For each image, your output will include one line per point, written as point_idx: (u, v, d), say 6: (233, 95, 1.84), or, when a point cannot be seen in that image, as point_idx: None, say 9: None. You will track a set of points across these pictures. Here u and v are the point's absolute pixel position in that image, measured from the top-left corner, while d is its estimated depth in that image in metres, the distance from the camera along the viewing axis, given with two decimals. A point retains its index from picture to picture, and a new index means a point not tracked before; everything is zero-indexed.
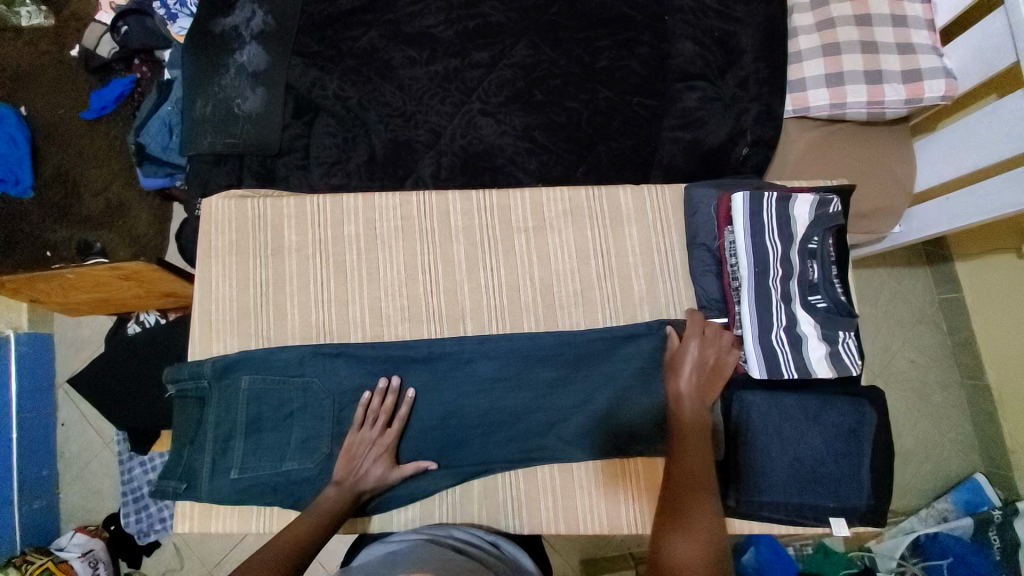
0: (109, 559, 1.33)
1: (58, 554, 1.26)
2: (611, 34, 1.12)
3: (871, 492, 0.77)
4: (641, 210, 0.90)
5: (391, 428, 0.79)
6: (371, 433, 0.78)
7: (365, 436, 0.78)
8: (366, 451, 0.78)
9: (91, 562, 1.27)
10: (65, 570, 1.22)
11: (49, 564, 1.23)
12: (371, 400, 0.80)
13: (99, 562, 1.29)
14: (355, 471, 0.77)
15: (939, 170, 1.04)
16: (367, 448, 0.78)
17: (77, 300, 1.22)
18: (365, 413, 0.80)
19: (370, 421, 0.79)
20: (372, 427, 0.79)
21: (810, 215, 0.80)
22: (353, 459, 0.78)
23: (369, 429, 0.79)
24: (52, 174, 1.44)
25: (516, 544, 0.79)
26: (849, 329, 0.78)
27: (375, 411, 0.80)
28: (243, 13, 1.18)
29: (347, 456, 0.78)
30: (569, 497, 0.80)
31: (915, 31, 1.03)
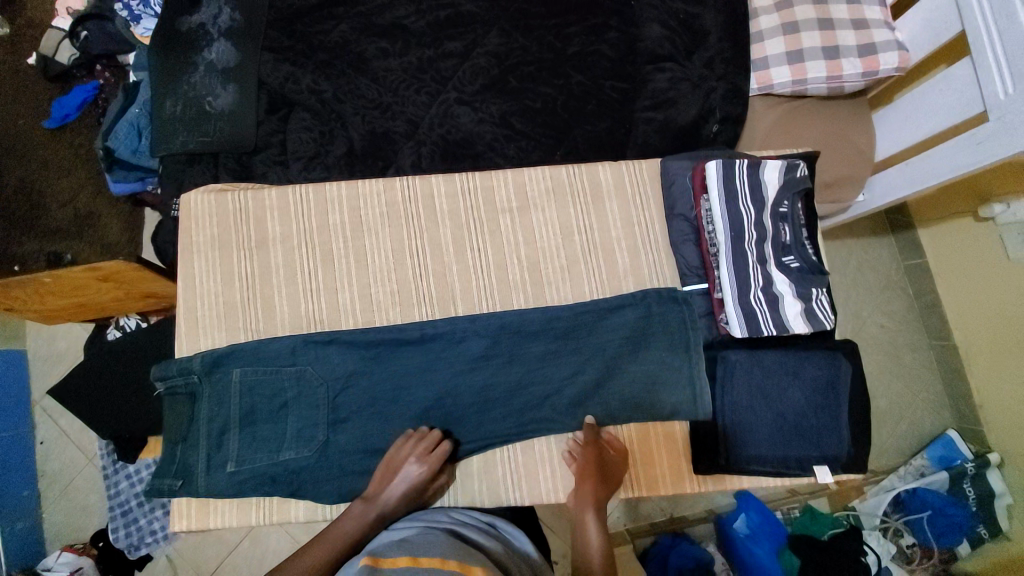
0: None
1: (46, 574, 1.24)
2: (580, 20, 1.14)
3: (851, 440, 0.81)
4: (620, 185, 0.93)
5: (431, 457, 0.78)
6: (413, 457, 0.78)
7: (404, 458, 0.78)
8: (399, 472, 0.78)
9: None
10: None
11: None
12: (424, 433, 0.80)
13: None
14: (385, 488, 0.78)
15: (897, 138, 1.09)
16: (402, 469, 0.78)
17: (55, 308, 1.19)
18: (413, 439, 0.79)
19: (412, 450, 0.78)
20: (412, 452, 0.78)
21: (779, 179, 0.84)
22: (387, 476, 0.79)
23: (410, 453, 0.78)
24: (14, 186, 1.39)
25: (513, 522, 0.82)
26: (820, 286, 0.83)
27: (421, 439, 0.79)
28: (209, 11, 1.17)
29: (385, 473, 0.79)
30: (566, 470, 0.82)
31: (868, 7, 1.08)
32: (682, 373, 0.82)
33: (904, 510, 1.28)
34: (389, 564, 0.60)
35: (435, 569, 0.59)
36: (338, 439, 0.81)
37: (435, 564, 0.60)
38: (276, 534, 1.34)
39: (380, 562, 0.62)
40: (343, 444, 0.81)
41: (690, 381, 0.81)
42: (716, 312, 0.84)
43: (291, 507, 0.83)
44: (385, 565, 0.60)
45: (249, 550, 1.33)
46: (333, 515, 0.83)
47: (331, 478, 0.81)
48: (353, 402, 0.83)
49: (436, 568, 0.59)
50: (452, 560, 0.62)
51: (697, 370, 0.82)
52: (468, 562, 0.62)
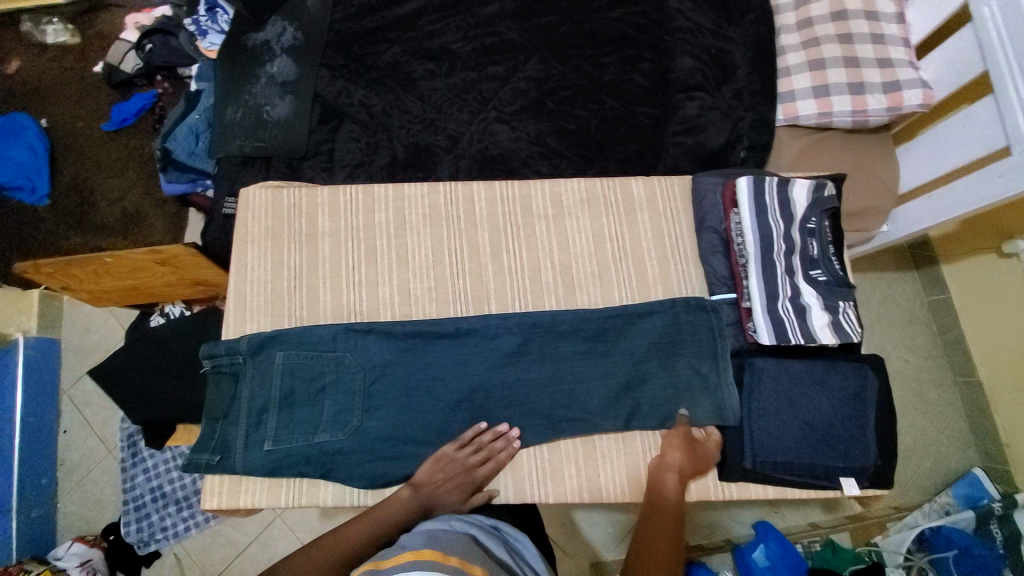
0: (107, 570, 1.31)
1: (56, 563, 1.25)
2: (616, 51, 1.22)
3: (876, 455, 0.82)
4: (652, 199, 0.98)
5: (487, 466, 0.81)
6: (467, 462, 0.80)
7: (460, 460, 0.80)
8: (456, 468, 0.80)
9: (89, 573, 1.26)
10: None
11: None
12: (479, 441, 0.82)
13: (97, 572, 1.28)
14: (434, 480, 0.80)
15: (919, 172, 1.13)
16: (454, 471, 0.80)
17: (107, 289, 1.27)
18: (470, 444, 0.81)
19: (470, 452, 0.81)
20: (462, 451, 0.81)
21: (809, 197, 0.88)
22: (439, 472, 0.80)
23: (467, 457, 0.81)
24: (68, 183, 1.49)
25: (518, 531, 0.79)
26: (848, 300, 0.85)
27: (482, 440, 0.82)
28: (274, 30, 1.26)
29: (436, 468, 0.80)
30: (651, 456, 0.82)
31: (893, 47, 1.12)
32: (708, 378, 0.85)
33: (928, 549, 1.21)
34: (391, 564, 0.59)
35: (437, 565, 0.59)
36: (371, 425, 0.84)
37: (437, 559, 0.60)
38: (284, 538, 1.33)
39: (383, 563, 0.60)
40: (374, 430, 0.84)
41: (716, 388, 0.84)
42: (744, 321, 0.87)
43: (320, 491, 0.85)
44: (386, 564, 0.59)
45: (255, 554, 1.32)
46: (359, 501, 0.85)
47: (364, 462, 0.83)
48: (386, 391, 0.86)
49: (441, 564, 0.59)
50: (455, 558, 0.62)
51: (720, 377, 0.84)
52: (468, 560, 0.63)
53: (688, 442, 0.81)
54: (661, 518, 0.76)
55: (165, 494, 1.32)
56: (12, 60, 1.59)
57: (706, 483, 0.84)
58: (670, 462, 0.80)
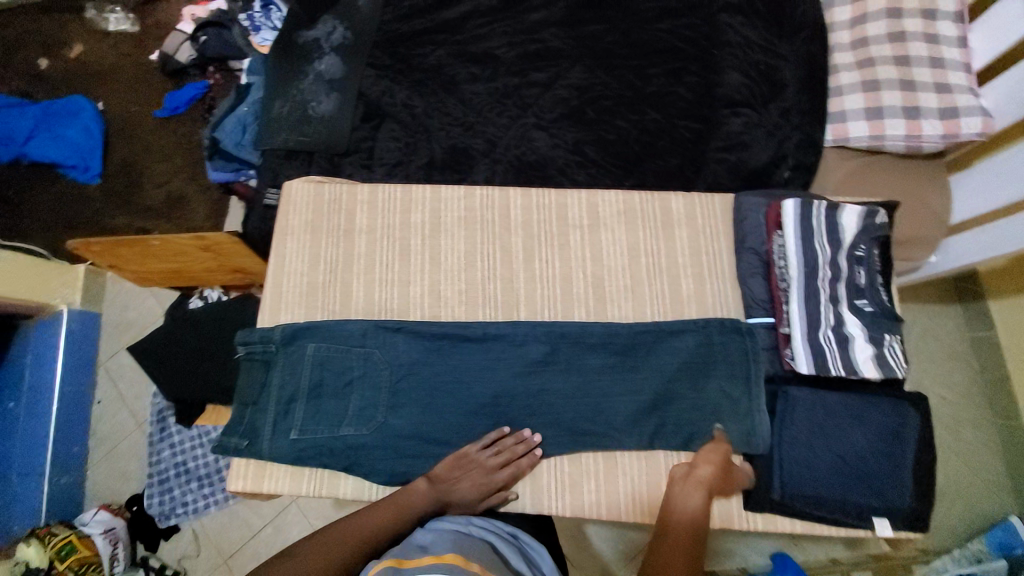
0: (128, 539, 1.35)
1: (81, 529, 1.28)
2: (662, 63, 1.20)
3: (914, 496, 0.78)
4: (691, 215, 0.96)
5: (507, 470, 0.80)
6: (487, 463, 0.80)
7: (480, 461, 0.80)
8: (475, 468, 0.80)
9: (112, 540, 1.29)
10: (87, 545, 1.24)
11: (73, 538, 1.24)
12: (502, 443, 0.81)
13: (118, 540, 1.31)
14: (454, 478, 0.79)
15: (973, 203, 1.08)
16: (473, 471, 0.80)
17: (151, 270, 1.32)
18: (493, 445, 0.81)
19: (492, 453, 0.81)
20: (483, 452, 0.81)
21: (857, 224, 0.85)
22: (458, 470, 0.80)
23: (488, 459, 0.80)
24: (119, 165, 1.56)
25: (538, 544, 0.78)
26: (894, 333, 0.82)
27: (506, 444, 0.81)
28: (324, 28, 1.29)
29: (455, 464, 0.80)
30: (680, 466, 0.78)
31: (952, 71, 1.07)
32: (739, 402, 0.82)
33: None
34: (414, 564, 0.60)
35: (460, 570, 0.59)
36: (395, 422, 0.85)
37: (459, 563, 0.61)
38: (297, 524, 1.35)
39: (406, 562, 0.61)
40: (398, 428, 0.85)
41: (747, 414, 0.82)
42: (782, 347, 0.84)
43: (340, 483, 0.87)
44: (409, 564, 0.60)
45: (269, 536, 1.35)
46: (378, 496, 0.86)
47: (386, 459, 0.84)
48: (412, 390, 0.86)
49: (463, 568, 0.60)
50: (476, 564, 0.62)
51: (752, 402, 0.82)
52: (488, 567, 0.63)
53: (723, 457, 0.78)
54: (677, 529, 0.73)
55: (188, 470, 1.36)
56: (75, 44, 1.67)
57: (729, 509, 0.81)
58: (700, 475, 0.76)
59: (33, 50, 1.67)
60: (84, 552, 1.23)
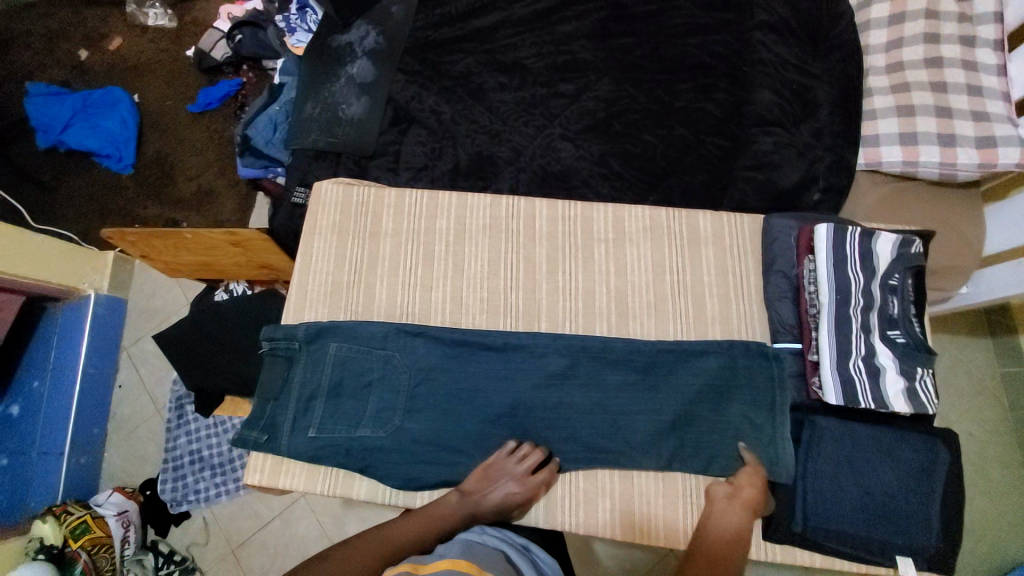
0: (140, 523, 1.37)
1: (95, 509, 1.31)
2: (691, 78, 1.20)
3: (941, 535, 0.76)
4: (718, 234, 0.95)
5: (535, 480, 0.80)
6: (514, 473, 0.80)
7: (507, 470, 0.80)
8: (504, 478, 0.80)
9: (124, 523, 1.31)
10: (100, 526, 1.27)
11: (87, 517, 1.26)
12: (526, 454, 0.81)
13: (130, 523, 1.33)
14: (484, 488, 0.80)
15: (1011, 235, 1.04)
16: (502, 481, 0.80)
17: (182, 262, 1.36)
18: (518, 455, 0.81)
19: (518, 463, 0.81)
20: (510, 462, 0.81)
21: (892, 253, 0.84)
22: (488, 481, 0.80)
23: (514, 469, 0.80)
24: (152, 156, 1.61)
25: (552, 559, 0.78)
26: (927, 367, 0.80)
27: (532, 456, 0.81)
28: (358, 32, 1.31)
29: (484, 475, 0.80)
30: (722, 488, 0.77)
31: (990, 100, 1.05)
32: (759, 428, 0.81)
33: None
34: (429, 569, 0.60)
35: None
36: (411, 426, 0.85)
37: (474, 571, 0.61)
38: (306, 519, 1.36)
39: (421, 567, 0.61)
40: (415, 432, 0.85)
41: (771, 441, 0.80)
42: (809, 375, 0.83)
43: (356, 484, 0.87)
44: (425, 568, 0.60)
45: (277, 529, 1.36)
46: (392, 498, 0.87)
47: (402, 463, 0.84)
48: (430, 395, 0.87)
49: None
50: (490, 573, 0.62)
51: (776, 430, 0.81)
52: None
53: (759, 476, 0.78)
54: (709, 545, 0.72)
55: (202, 459, 1.38)
56: (115, 38, 1.72)
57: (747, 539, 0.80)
58: (744, 497, 0.76)
59: (75, 42, 1.72)
60: (97, 533, 1.26)
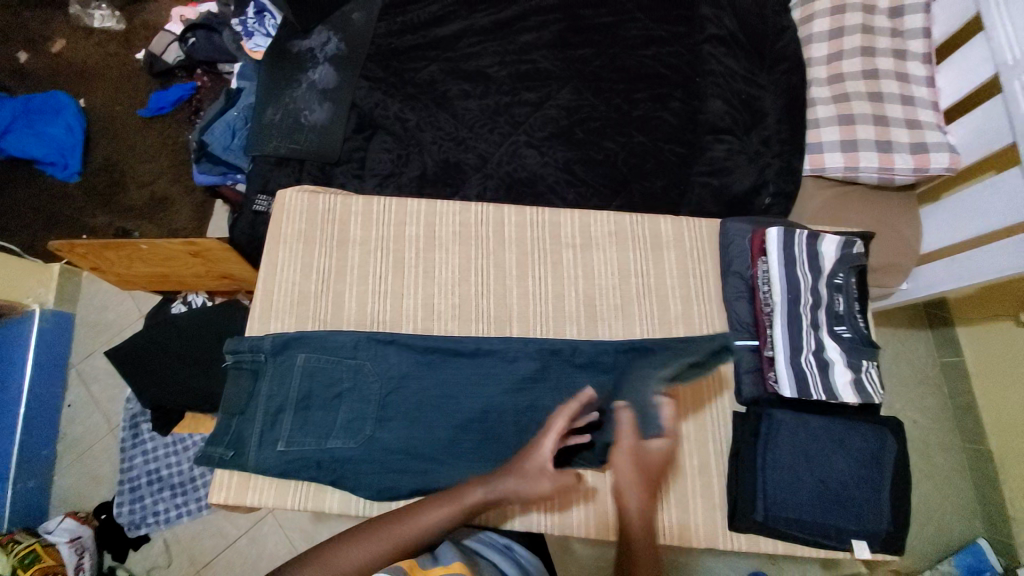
0: (95, 549, 1.30)
1: (46, 536, 1.24)
2: (648, 88, 1.25)
3: (889, 517, 0.82)
4: (679, 238, 0.99)
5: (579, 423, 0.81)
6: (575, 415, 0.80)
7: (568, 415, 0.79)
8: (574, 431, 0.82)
9: (78, 550, 1.25)
10: (51, 554, 1.20)
11: (35, 545, 1.19)
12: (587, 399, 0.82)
13: (85, 550, 1.26)
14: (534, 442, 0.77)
15: (943, 234, 1.12)
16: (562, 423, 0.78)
17: (136, 273, 1.30)
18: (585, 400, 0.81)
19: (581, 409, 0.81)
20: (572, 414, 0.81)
21: (836, 253, 0.90)
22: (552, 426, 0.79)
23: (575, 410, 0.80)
24: (101, 163, 1.53)
25: (535, 561, 0.80)
26: (871, 359, 0.86)
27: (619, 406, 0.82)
28: (319, 38, 1.30)
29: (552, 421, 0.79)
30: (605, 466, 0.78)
31: (922, 110, 1.13)
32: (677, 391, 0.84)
33: None
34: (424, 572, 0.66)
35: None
36: (382, 435, 0.85)
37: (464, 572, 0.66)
38: (275, 536, 1.32)
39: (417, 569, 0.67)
40: (386, 441, 0.84)
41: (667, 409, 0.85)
42: (764, 369, 0.87)
43: (327, 497, 0.86)
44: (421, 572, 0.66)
45: (244, 547, 1.31)
46: (365, 509, 0.86)
47: (373, 473, 0.83)
48: (400, 402, 0.87)
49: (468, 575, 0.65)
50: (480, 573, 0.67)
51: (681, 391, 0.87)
52: None
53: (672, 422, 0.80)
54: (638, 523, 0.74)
55: (161, 479, 1.32)
56: (57, 39, 1.64)
57: (712, 496, 0.86)
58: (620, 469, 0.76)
59: (14, 44, 1.63)
60: (48, 561, 1.17)
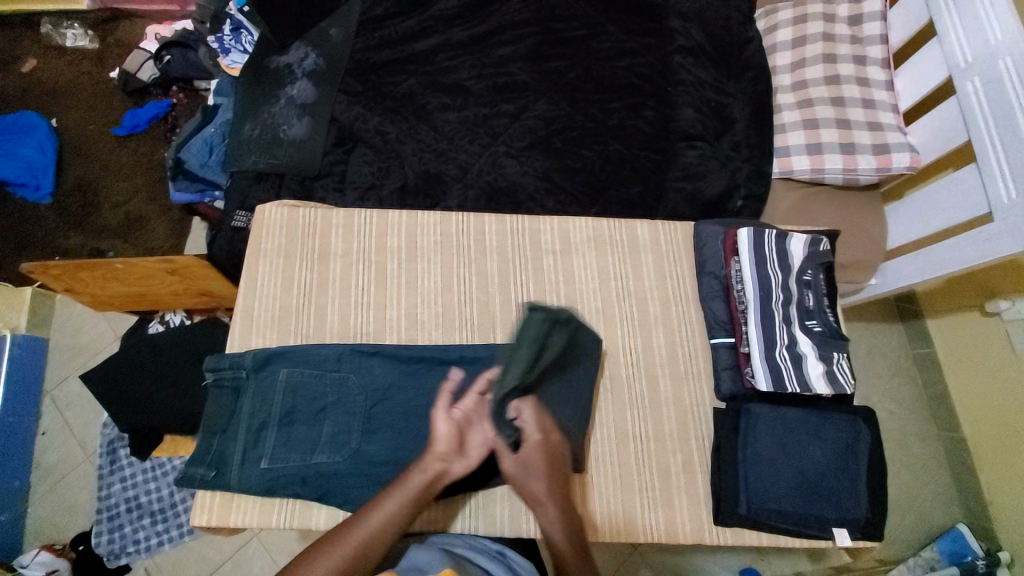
0: None
1: (20, 572, 1.20)
2: (622, 98, 1.28)
3: (868, 506, 0.84)
4: (656, 241, 1.02)
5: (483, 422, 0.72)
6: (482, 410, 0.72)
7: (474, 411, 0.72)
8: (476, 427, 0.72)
9: None
10: None
11: None
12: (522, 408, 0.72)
13: None
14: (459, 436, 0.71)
15: (906, 230, 1.17)
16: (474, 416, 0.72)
17: (112, 293, 1.27)
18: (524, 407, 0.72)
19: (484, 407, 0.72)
20: (450, 415, 0.71)
21: (805, 251, 0.93)
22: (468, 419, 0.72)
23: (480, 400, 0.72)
24: (74, 183, 1.50)
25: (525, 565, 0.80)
26: (841, 352, 0.90)
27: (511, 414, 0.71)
28: (296, 54, 1.30)
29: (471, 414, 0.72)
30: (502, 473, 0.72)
31: (882, 113, 1.18)
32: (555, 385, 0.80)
33: None
34: None
35: None
36: (368, 448, 0.84)
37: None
38: (261, 560, 1.29)
39: None
40: (372, 453, 0.83)
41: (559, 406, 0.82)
42: (742, 366, 0.89)
43: (313, 514, 0.84)
44: None
45: (229, 573, 1.28)
46: None
47: (358, 487, 0.82)
48: (386, 414, 0.86)
49: None
50: None
51: (570, 371, 0.84)
52: None
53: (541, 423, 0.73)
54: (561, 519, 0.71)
55: (140, 506, 1.28)
56: (28, 59, 1.61)
57: (696, 493, 0.87)
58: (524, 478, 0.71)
59: None
60: None
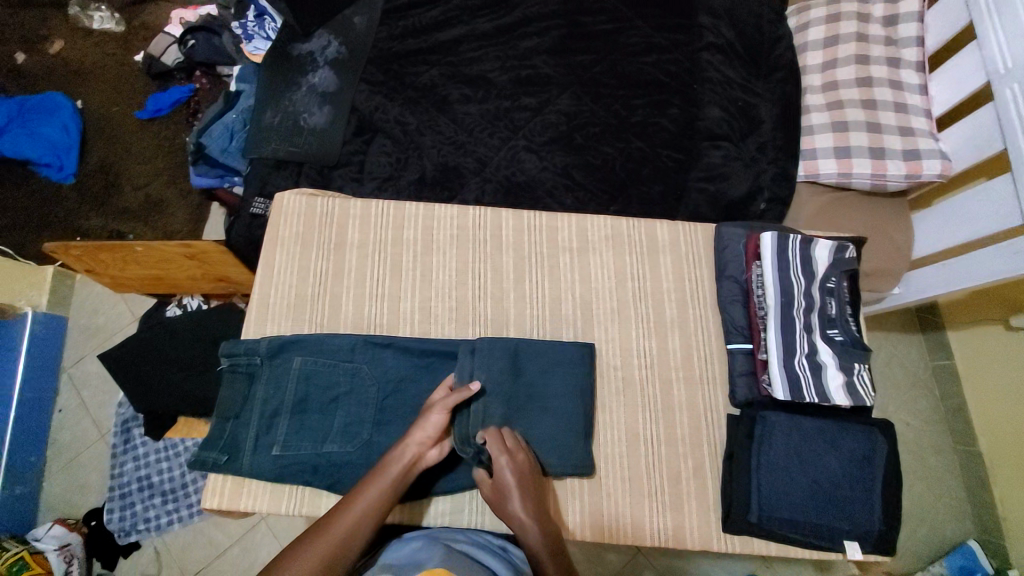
0: (84, 557, 1.28)
1: (34, 544, 1.23)
2: (647, 95, 1.26)
3: (882, 518, 0.82)
4: (675, 243, 1.00)
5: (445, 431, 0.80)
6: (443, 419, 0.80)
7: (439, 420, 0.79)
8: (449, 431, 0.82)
9: (66, 558, 1.23)
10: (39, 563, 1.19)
11: (24, 553, 1.19)
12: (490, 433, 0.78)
13: (74, 557, 1.25)
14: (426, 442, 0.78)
15: (932, 238, 1.14)
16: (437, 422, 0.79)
17: (131, 276, 1.29)
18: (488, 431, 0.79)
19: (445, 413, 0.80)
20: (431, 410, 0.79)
21: (829, 258, 0.91)
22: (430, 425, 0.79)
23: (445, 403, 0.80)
24: (96, 165, 1.52)
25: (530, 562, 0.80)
26: (862, 362, 0.87)
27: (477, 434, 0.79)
28: (320, 41, 1.30)
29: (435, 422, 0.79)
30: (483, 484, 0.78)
31: (915, 117, 1.14)
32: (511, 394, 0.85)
33: None
34: None
35: None
36: (380, 440, 0.84)
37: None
38: (267, 544, 1.31)
39: None
40: (383, 445, 0.84)
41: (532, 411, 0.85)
42: (758, 372, 0.88)
43: (322, 502, 0.85)
44: None
45: (235, 556, 1.30)
46: None
47: None
48: (398, 406, 0.87)
49: None
50: None
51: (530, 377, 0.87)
52: None
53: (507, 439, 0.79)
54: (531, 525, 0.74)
55: (151, 486, 1.30)
56: (56, 40, 1.63)
57: (706, 499, 0.86)
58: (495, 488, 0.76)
59: (12, 44, 1.62)
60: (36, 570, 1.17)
